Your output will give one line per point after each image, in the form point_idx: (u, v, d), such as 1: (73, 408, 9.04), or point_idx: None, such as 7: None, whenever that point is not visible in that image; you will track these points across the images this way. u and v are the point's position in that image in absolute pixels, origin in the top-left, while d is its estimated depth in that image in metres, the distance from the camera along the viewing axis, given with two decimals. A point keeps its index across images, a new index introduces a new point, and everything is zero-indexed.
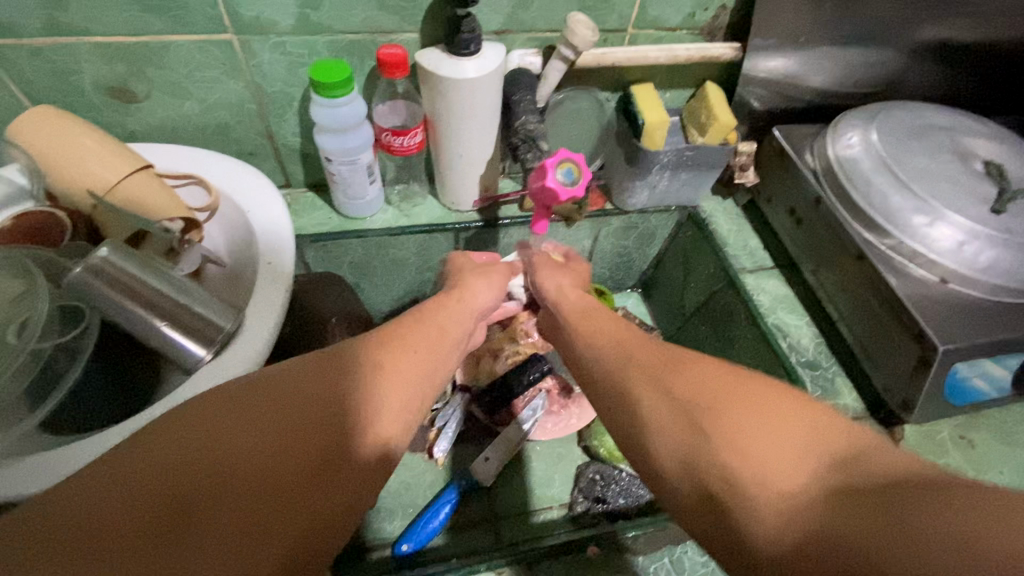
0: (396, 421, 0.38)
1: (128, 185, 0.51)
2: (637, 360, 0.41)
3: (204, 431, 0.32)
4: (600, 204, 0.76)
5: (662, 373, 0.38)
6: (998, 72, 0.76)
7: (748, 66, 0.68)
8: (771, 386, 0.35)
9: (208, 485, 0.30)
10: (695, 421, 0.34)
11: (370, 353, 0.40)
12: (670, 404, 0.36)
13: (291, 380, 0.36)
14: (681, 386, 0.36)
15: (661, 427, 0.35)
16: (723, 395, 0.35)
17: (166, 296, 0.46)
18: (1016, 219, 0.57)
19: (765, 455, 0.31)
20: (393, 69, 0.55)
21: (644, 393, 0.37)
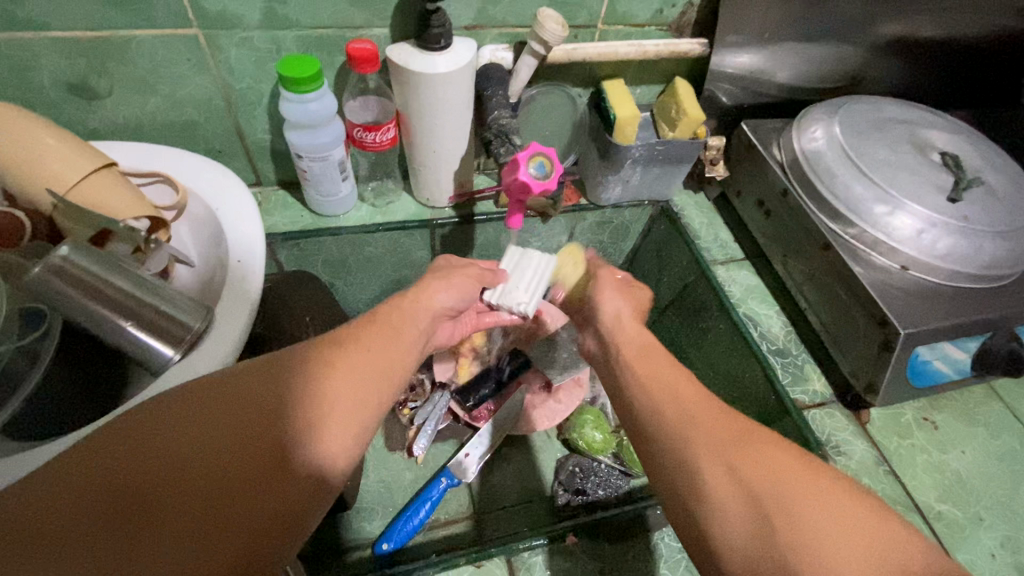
0: (350, 428, 0.36)
1: (90, 183, 0.50)
2: (700, 424, 0.39)
3: (143, 444, 0.31)
4: (574, 199, 0.76)
5: (727, 446, 0.37)
6: (955, 66, 0.78)
7: (716, 62, 0.69)
8: (839, 482, 0.35)
9: (147, 502, 0.30)
10: (763, 513, 0.33)
11: (319, 353, 0.39)
12: (735, 484, 0.35)
13: (236, 387, 0.35)
14: (751, 471, 0.35)
15: (718, 499, 0.35)
16: (793, 486, 0.34)
17: (130, 295, 0.45)
18: (971, 208, 0.59)
19: (826, 557, 0.31)
20: (364, 65, 0.55)
21: (708, 464, 0.36)
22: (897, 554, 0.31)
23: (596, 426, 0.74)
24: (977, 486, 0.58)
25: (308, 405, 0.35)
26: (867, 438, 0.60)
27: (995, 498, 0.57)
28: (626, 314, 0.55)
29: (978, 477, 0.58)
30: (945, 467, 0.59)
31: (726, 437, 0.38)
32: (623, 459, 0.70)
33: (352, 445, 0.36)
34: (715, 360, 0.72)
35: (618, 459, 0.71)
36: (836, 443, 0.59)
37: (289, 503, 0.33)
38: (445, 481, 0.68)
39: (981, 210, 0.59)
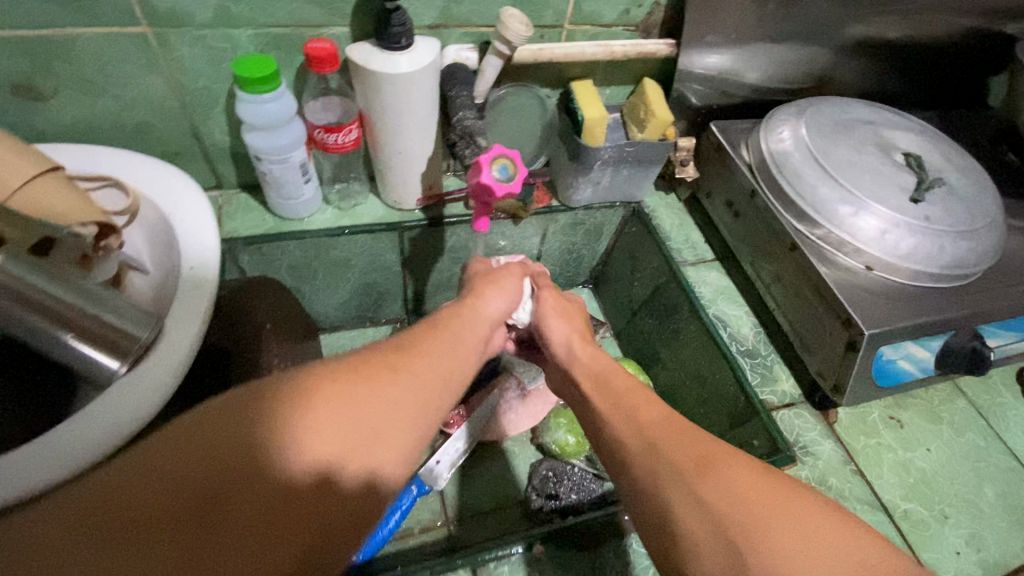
0: (410, 436, 0.38)
1: (34, 188, 0.48)
2: (666, 455, 0.38)
3: (207, 447, 0.31)
4: (545, 201, 0.75)
5: (690, 468, 0.37)
6: (921, 68, 0.79)
7: (684, 63, 0.69)
8: (809, 508, 0.35)
9: (210, 508, 0.30)
10: (728, 536, 0.34)
11: (387, 361, 0.40)
12: (702, 514, 0.35)
13: (298, 392, 0.35)
14: (715, 495, 0.35)
15: (684, 522, 0.35)
16: (758, 510, 0.34)
17: (74, 306, 0.43)
18: (933, 208, 0.60)
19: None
20: (322, 64, 0.53)
21: (677, 498, 0.36)
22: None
23: (571, 429, 0.72)
24: (942, 484, 0.58)
25: (363, 416, 0.36)
26: (835, 437, 0.60)
27: (958, 496, 0.58)
28: (576, 335, 0.56)
29: (942, 474, 0.59)
30: (910, 466, 0.59)
31: (684, 458, 0.38)
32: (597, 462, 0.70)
33: (410, 452, 0.38)
34: (686, 362, 0.72)
35: (591, 463, 0.71)
36: (804, 443, 0.59)
37: (340, 516, 0.33)
38: (417, 487, 0.66)
39: (943, 210, 0.60)
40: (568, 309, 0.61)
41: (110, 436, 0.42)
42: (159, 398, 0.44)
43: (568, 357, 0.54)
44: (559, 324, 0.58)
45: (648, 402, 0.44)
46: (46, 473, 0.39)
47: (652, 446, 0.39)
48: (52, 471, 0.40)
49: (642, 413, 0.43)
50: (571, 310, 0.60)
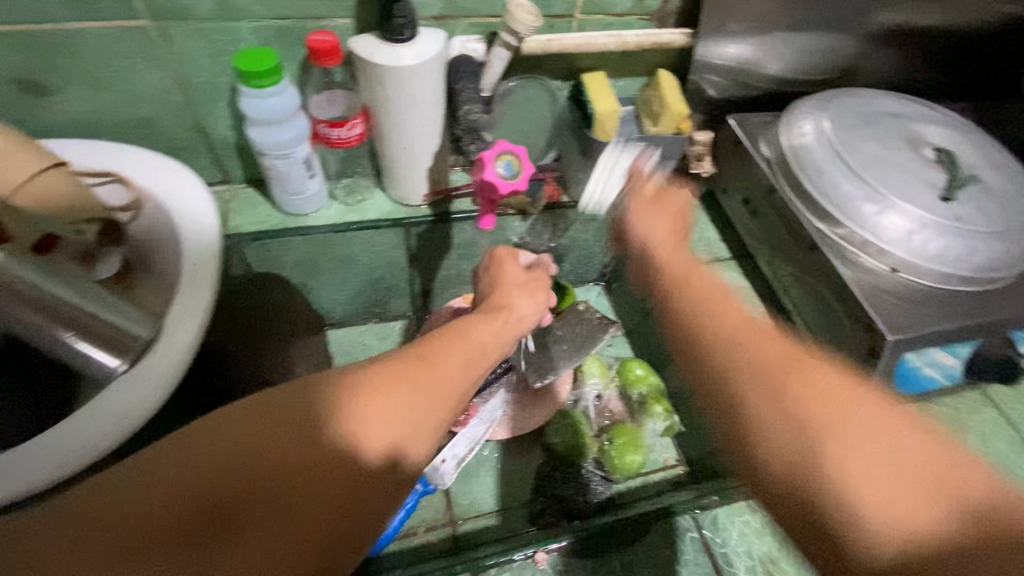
0: (422, 436, 0.38)
1: (38, 183, 0.47)
2: (746, 357, 0.35)
3: (213, 454, 0.32)
4: (555, 195, 0.69)
5: (783, 364, 0.34)
6: (954, 58, 0.75)
7: (701, 53, 0.66)
8: (910, 434, 0.30)
9: (215, 514, 0.31)
10: (810, 432, 0.31)
11: (404, 364, 0.39)
12: (785, 415, 0.32)
13: (305, 395, 0.36)
14: (800, 396, 0.32)
15: (763, 432, 0.32)
16: (856, 416, 0.31)
17: (74, 304, 0.43)
18: (965, 207, 0.57)
19: (871, 502, 0.28)
20: (326, 57, 0.52)
21: (754, 399, 0.33)
22: (971, 516, 0.27)
23: (575, 429, 0.71)
24: None
25: (366, 412, 0.36)
26: None
27: None
28: (671, 232, 0.47)
29: None
30: None
31: (768, 357, 0.34)
32: (605, 464, 0.68)
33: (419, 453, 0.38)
34: None
35: (600, 464, 0.69)
36: None
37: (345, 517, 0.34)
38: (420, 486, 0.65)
39: (976, 209, 0.57)
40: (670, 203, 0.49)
41: (103, 437, 0.41)
42: (156, 400, 0.43)
43: (649, 248, 0.46)
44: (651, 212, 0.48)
45: (732, 308, 0.39)
46: (41, 474, 0.40)
47: (731, 341, 0.36)
48: (47, 470, 0.40)
49: (723, 319, 0.38)
50: (670, 197, 0.50)
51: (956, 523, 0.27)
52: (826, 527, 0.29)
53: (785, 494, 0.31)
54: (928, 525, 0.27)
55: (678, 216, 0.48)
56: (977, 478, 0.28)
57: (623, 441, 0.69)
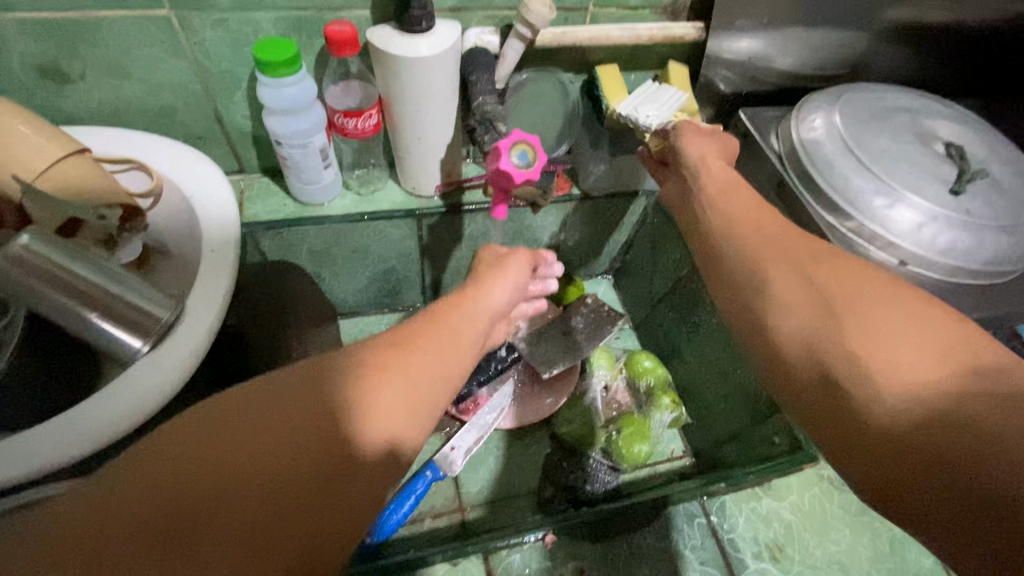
0: (406, 418, 0.35)
1: (60, 169, 0.48)
2: (776, 251, 0.40)
3: (167, 467, 0.28)
4: (565, 188, 0.74)
5: (804, 258, 0.39)
6: (965, 54, 0.75)
7: (713, 47, 0.67)
8: (940, 317, 0.33)
9: (169, 537, 0.27)
10: (830, 306, 0.35)
11: (378, 352, 0.37)
12: (805, 291, 0.37)
13: (269, 398, 0.32)
14: (822, 278, 0.37)
15: (788, 307, 0.37)
16: (867, 297, 0.35)
17: (98, 286, 0.44)
18: (974, 201, 0.57)
19: (885, 363, 0.32)
20: (343, 48, 0.53)
21: (781, 279, 0.38)
22: (982, 377, 0.29)
23: (584, 417, 0.72)
24: None
25: (343, 421, 0.33)
26: None
27: None
28: (719, 156, 0.50)
29: None
30: None
31: (802, 256, 0.39)
32: (612, 454, 0.69)
33: (407, 436, 0.35)
34: (708, 355, 0.71)
35: (607, 454, 0.69)
36: None
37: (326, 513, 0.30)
38: (431, 473, 0.66)
39: (985, 203, 0.57)
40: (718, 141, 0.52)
41: (128, 415, 0.42)
42: (179, 377, 0.45)
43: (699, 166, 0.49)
44: (705, 143, 0.51)
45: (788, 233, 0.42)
46: (67, 450, 0.41)
47: (769, 245, 0.41)
48: (75, 445, 0.41)
49: (771, 231, 0.42)
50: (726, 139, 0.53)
51: (966, 382, 0.29)
52: (844, 384, 0.33)
53: (803, 356, 0.35)
54: (933, 384, 0.30)
55: (727, 145, 0.52)
56: (995, 350, 0.31)
57: (630, 431, 0.69)
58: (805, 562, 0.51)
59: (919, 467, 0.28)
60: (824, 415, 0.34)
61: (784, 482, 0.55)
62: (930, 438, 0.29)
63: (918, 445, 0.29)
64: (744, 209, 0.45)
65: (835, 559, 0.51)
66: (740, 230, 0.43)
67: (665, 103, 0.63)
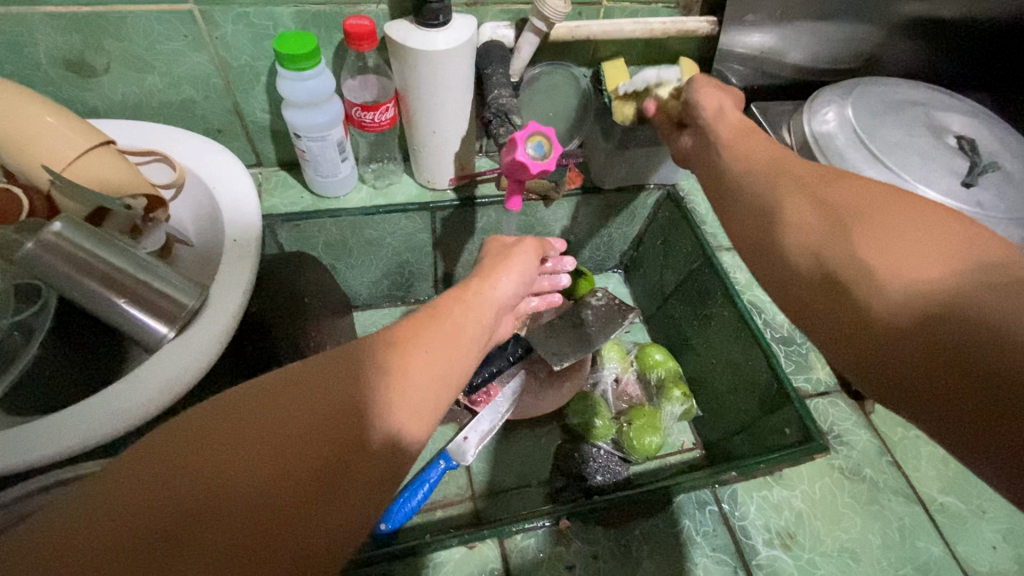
0: (413, 411, 0.35)
1: (87, 160, 0.49)
2: (789, 173, 0.41)
3: (179, 452, 0.29)
4: (578, 182, 0.74)
5: (816, 179, 0.40)
6: (979, 48, 0.75)
7: (725, 41, 0.67)
8: (949, 223, 0.33)
9: (176, 531, 0.27)
10: (840, 219, 0.35)
11: (384, 345, 0.37)
12: (814, 206, 0.37)
13: (277, 390, 0.33)
14: (836, 195, 0.37)
15: (797, 228, 0.37)
16: (878, 207, 0.35)
17: (125, 272, 0.46)
18: (986, 193, 0.57)
19: (887, 266, 0.32)
20: (362, 41, 0.54)
21: (791, 197, 0.39)
22: (992, 270, 0.29)
23: (596, 412, 0.71)
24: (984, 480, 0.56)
25: (347, 418, 0.33)
26: (869, 428, 0.59)
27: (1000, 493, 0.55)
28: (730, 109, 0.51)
29: None
30: (949, 459, 0.57)
31: (815, 176, 0.40)
32: (623, 445, 0.69)
33: (414, 430, 0.35)
34: (719, 347, 0.71)
35: (617, 445, 0.70)
36: (838, 432, 0.58)
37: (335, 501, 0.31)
38: (444, 462, 0.66)
39: (997, 195, 0.58)
40: (730, 91, 0.54)
41: (154, 399, 0.44)
42: (203, 363, 0.46)
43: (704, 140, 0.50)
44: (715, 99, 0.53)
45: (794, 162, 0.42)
46: (97, 431, 0.42)
47: (782, 170, 0.42)
48: (105, 427, 0.42)
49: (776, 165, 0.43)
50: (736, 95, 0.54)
51: (973, 273, 0.30)
52: (849, 288, 0.33)
53: (810, 267, 0.35)
54: (939, 277, 0.30)
55: (737, 100, 0.54)
56: (1002, 247, 0.31)
57: (641, 422, 0.69)
58: (816, 549, 0.51)
59: (928, 361, 0.28)
60: (832, 326, 0.33)
61: (796, 471, 0.56)
62: (927, 327, 0.29)
63: (925, 334, 0.29)
64: (752, 156, 0.45)
65: (846, 547, 0.52)
66: (755, 163, 0.44)
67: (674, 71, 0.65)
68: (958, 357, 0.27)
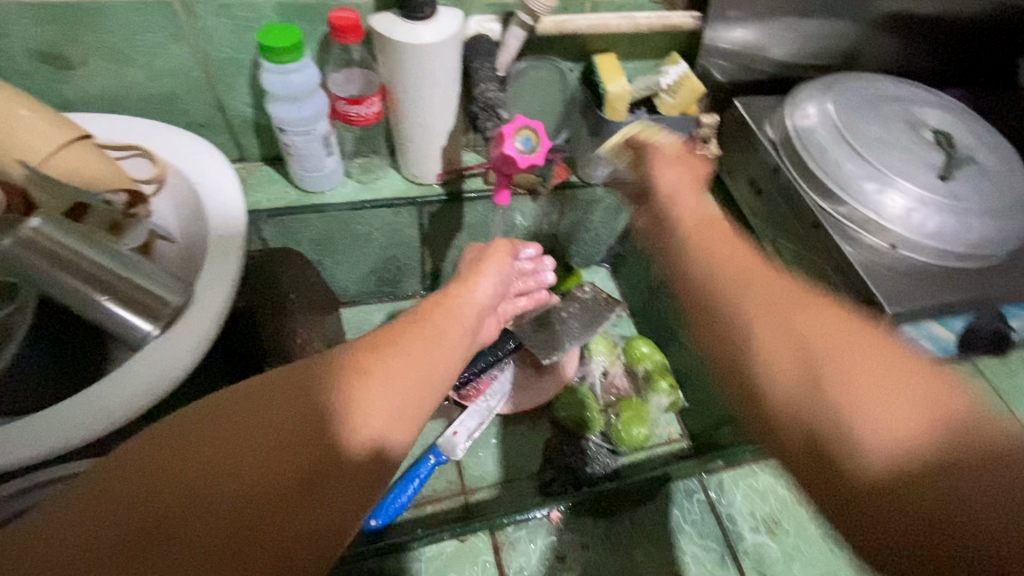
0: (392, 417, 0.34)
1: (65, 153, 0.48)
2: (750, 286, 0.38)
3: (151, 461, 0.28)
4: (564, 176, 0.73)
5: (784, 301, 0.36)
6: (954, 44, 0.77)
7: (709, 37, 0.68)
8: (916, 368, 0.31)
9: (149, 540, 0.27)
10: (812, 359, 0.33)
11: (361, 349, 0.36)
12: (785, 335, 0.34)
13: (254, 394, 0.33)
14: (803, 324, 0.34)
15: (764, 355, 0.34)
16: (846, 344, 0.33)
17: (107, 270, 0.45)
18: (962, 186, 0.59)
19: (865, 426, 0.30)
20: (345, 34, 0.53)
21: (759, 320, 0.35)
22: (963, 447, 0.28)
23: (584, 405, 0.72)
24: None
25: (318, 428, 0.32)
26: None
27: None
28: (688, 186, 0.51)
29: None
30: None
31: (780, 293, 0.37)
32: (611, 437, 0.70)
33: (393, 436, 0.34)
34: None
35: (606, 437, 0.71)
36: None
37: (309, 510, 0.30)
38: (434, 457, 0.68)
39: (972, 188, 0.59)
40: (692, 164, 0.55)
41: (138, 398, 0.43)
42: (189, 362, 0.45)
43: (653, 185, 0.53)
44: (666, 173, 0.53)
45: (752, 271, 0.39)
46: (81, 431, 0.41)
47: (746, 278, 0.38)
48: (86, 426, 0.41)
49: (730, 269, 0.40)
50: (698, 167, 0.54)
51: (950, 438, 0.28)
52: (830, 446, 0.30)
53: (787, 413, 0.32)
54: (919, 441, 0.28)
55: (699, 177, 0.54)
56: (964, 395, 0.30)
57: (629, 415, 0.71)
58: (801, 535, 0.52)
59: (911, 549, 0.27)
60: (808, 474, 0.31)
61: None
62: (912, 510, 0.28)
63: (913, 517, 0.27)
64: (713, 244, 0.42)
65: (830, 532, 0.53)
66: (712, 264, 0.41)
67: (670, 72, 0.67)
68: (951, 558, 0.26)
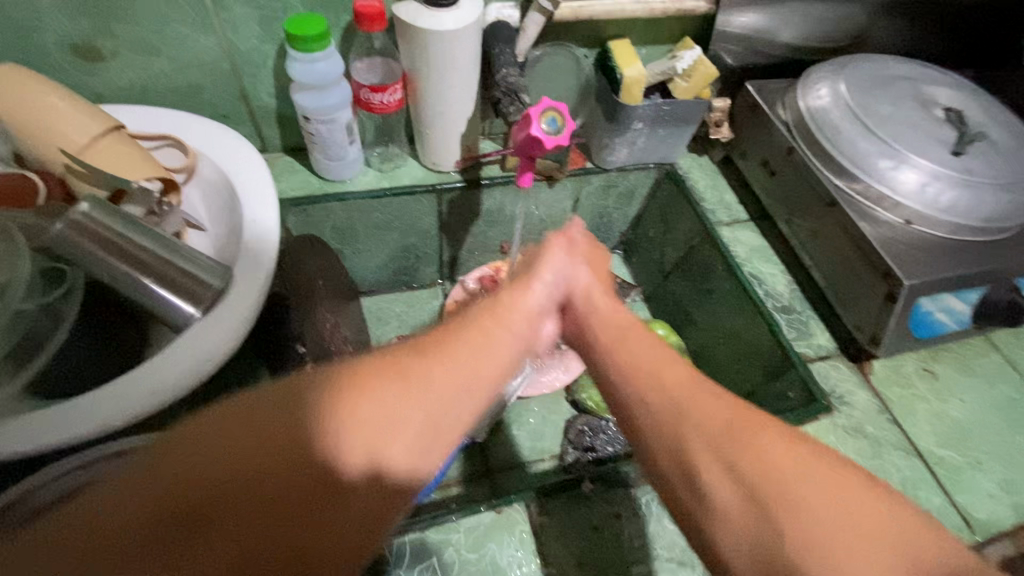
0: (421, 443, 0.35)
1: (101, 143, 0.50)
2: (711, 427, 0.37)
3: (190, 456, 0.30)
4: (580, 163, 0.76)
5: (726, 438, 0.36)
6: (959, 26, 0.78)
7: (720, 22, 0.70)
8: (866, 502, 0.33)
9: (182, 535, 0.29)
10: (765, 510, 0.33)
11: (401, 362, 0.37)
12: (736, 484, 0.34)
13: (295, 398, 0.33)
14: (744, 461, 0.35)
15: (720, 516, 0.34)
16: (813, 503, 0.33)
17: (152, 253, 0.46)
18: (974, 160, 0.60)
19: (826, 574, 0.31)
20: (371, 22, 0.55)
21: (706, 462, 0.36)
22: None
23: None
24: (977, 432, 0.60)
25: (327, 467, 0.32)
26: (869, 388, 0.61)
27: (994, 444, 0.59)
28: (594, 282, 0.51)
29: (978, 424, 0.60)
30: (944, 415, 0.60)
31: (722, 423, 0.37)
32: None
33: (420, 463, 0.35)
34: (721, 321, 0.74)
35: None
36: (838, 393, 0.60)
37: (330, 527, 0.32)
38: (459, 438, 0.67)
39: (984, 162, 0.61)
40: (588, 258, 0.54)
41: (180, 380, 0.44)
42: (230, 343, 0.47)
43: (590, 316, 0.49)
44: (582, 274, 0.51)
45: (641, 341, 0.44)
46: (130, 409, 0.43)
47: (715, 439, 0.36)
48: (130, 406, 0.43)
49: (680, 390, 0.39)
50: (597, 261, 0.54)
51: None
52: None
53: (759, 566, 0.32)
54: None
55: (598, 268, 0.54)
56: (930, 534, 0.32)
57: None
58: None
59: None
60: None
61: (802, 430, 0.57)
62: None
63: None
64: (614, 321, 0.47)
65: None
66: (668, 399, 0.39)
67: (685, 57, 0.68)
68: None
